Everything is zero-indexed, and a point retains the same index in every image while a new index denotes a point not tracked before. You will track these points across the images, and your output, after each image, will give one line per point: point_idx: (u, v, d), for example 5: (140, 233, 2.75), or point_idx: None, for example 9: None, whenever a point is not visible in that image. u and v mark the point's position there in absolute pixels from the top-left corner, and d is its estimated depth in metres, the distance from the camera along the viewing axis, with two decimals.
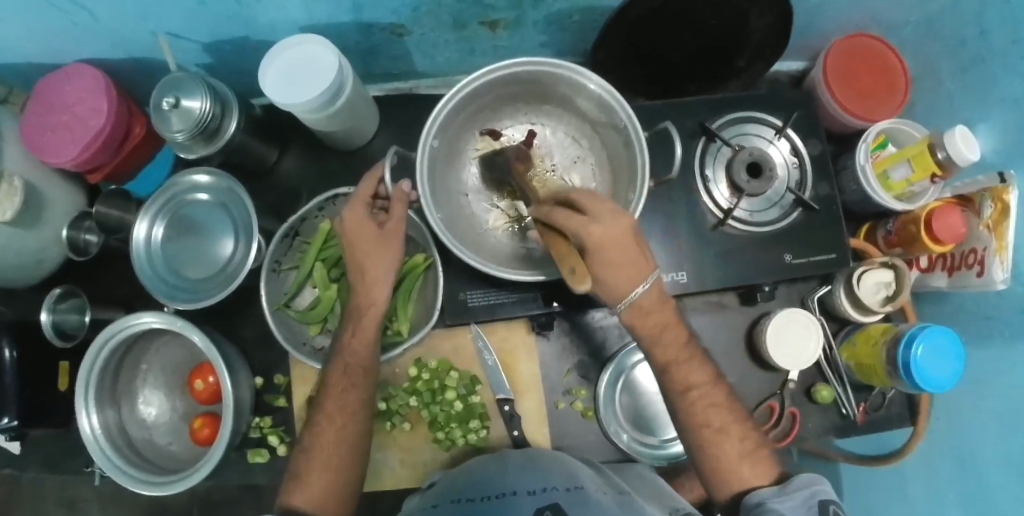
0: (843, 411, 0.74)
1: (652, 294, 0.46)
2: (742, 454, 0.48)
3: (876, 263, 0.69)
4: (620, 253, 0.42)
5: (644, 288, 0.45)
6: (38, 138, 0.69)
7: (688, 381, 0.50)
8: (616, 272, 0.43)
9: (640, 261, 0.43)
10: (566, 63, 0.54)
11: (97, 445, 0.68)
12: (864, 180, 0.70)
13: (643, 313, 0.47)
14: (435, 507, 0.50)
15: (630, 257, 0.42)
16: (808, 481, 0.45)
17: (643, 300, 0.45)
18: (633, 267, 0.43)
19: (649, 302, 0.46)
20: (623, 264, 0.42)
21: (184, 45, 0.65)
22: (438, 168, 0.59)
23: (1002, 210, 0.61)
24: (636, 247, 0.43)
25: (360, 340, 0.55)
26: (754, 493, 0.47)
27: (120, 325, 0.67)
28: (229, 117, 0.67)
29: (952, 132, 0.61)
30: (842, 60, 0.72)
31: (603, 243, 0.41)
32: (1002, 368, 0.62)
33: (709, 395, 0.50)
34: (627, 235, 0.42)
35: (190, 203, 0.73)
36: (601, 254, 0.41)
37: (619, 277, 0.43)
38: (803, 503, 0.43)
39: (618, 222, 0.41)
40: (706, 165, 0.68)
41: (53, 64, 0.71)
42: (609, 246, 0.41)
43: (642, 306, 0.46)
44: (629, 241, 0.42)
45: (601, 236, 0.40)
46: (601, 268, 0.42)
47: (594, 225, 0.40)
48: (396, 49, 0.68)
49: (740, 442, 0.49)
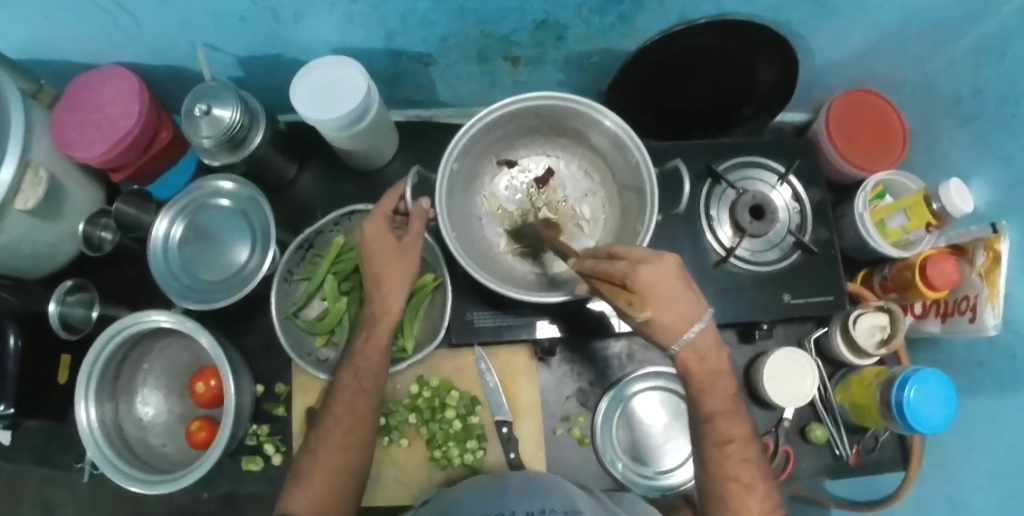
0: (837, 452, 0.74)
1: (706, 335, 0.47)
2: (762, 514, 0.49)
3: (871, 307, 0.71)
4: (669, 292, 0.43)
5: (697, 329, 0.46)
6: (67, 134, 0.71)
7: (728, 434, 0.50)
8: (669, 311, 0.44)
9: (689, 301, 0.45)
10: (584, 100, 0.57)
11: (92, 438, 0.68)
12: (863, 227, 0.72)
13: (700, 359, 0.48)
14: None
15: (679, 296, 0.44)
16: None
17: (697, 340, 0.47)
18: (683, 305, 0.45)
19: (704, 343, 0.47)
20: (673, 301, 0.44)
21: (219, 57, 0.68)
22: (456, 190, 0.61)
23: (994, 258, 0.63)
24: (683, 284, 0.44)
25: (373, 347, 0.57)
26: None
27: (130, 319, 0.68)
28: (256, 130, 0.70)
29: (947, 185, 0.65)
30: (842, 115, 0.76)
31: (651, 281, 0.43)
32: (998, 422, 0.63)
33: (744, 450, 0.50)
34: (672, 273, 0.44)
35: (211, 207, 0.76)
36: (653, 294, 0.43)
37: (672, 317, 0.44)
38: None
39: (664, 261, 0.44)
40: (711, 206, 0.71)
41: (89, 65, 0.74)
42: (659, 285, 0.43)
43: (698, 348, 0.47)
44: (676, 278, 0.44)
45: (649, 275, 0.42)
46: (654, 308, 0.43)
47: (643, 265, 0.43)
48: (420, 77, 0.72)
49: (763, 502, 0.49)
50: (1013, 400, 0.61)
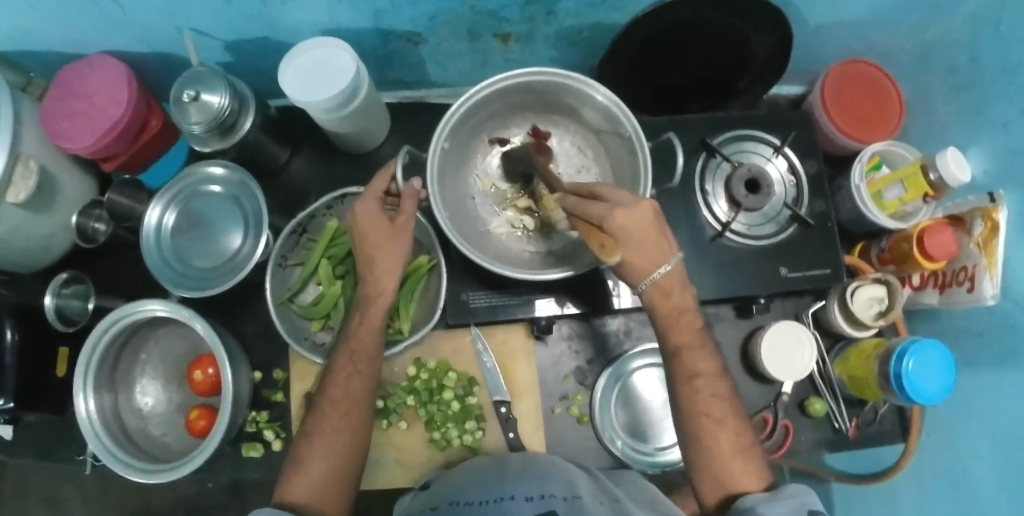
0: (836, 426, 0.75)
1: (674, 276, 0.48)
2: (734, 451, 0.48)
3: (869, 279, 0.71)
4: (641, 236, 0.44)
5: (664, 270, 0.46)
6: (56, 124, 0.70)
7: (694, 368, 0.50)
8: (640, 254, 0.45)
9: (661, 246, 0.45)
10: (574, 74, 0.56)
11: (91, 429, 0.68)
12: (859, 199, 0.72)
13: (665, 294, 0.48)
14: (435, 509, 0.49)
15: (652, 240, 0.45)
16: (798, 492, 0.43)
17: (663, 281, 0.47)
18: (655, 249, 0.45)
19: (669, 284, 0.48)
20: (644, 246, 0.45)
21: (207, 42, 0.67)
22: (448, 169, 0.61)
23: (992, 228, 0.62)
24: (657, 231, 0.45)
25: (368, 328, 0.57)
26: (745, 498, 0.45)
27: (126, 310, 0.68)
28: (245, 115, 0.69)
29: (944, 154, 0.64)
30: (838, 87, 0.75)
31: (625, 226, 0.44)
32: (994, 394, 0.63)
33: (714, 386, 0.50)
34: (649, 218, 0.44)
35: (202, 195, 0.75)
36: (624, 236, 0.44)
37: (641, 260, 0.45)
38: (791, 510, 0.41)
39: (642, 208, 0.44)
40: (705, 180, 0.70)
41: (76, 54, 0.73)
42: (633, 228, 0.44)
43: (665, 287, 0.48)
44: (651, 224, 0.44)
45: (622, 219, 0.43)
46: (623, 249, 0.45)
47: (619, 209, 0.43)
48: (410, 57, 0.71)
49: (736, 437, 0.48)
50: (1009, 371, 0.61)
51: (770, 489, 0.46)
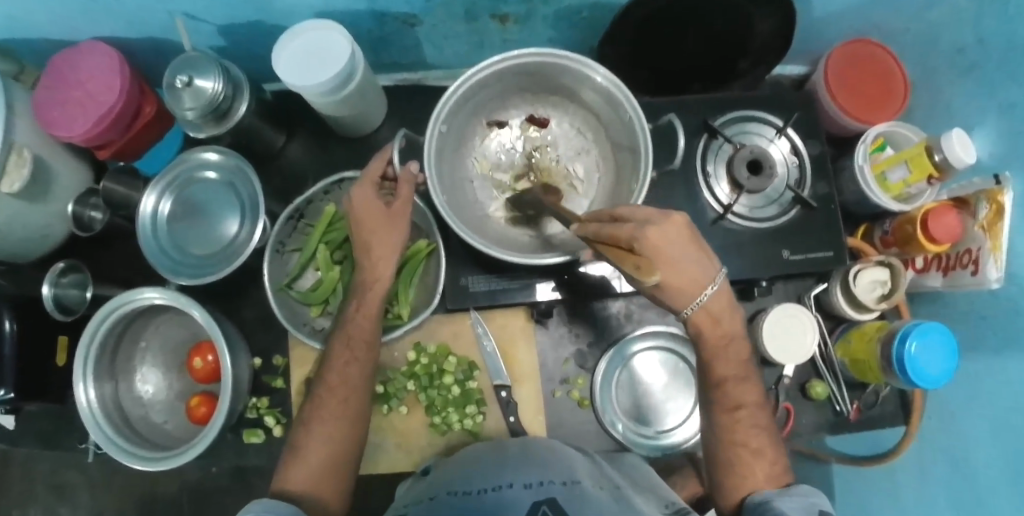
0: (837, 408, 0.74)
1: (720, 298, 0.46)
2: (768, 477, 0.48)
3: (872, 262, 0.70)
4: (679, 253, 0.42)
5: (709, 291, 0.45)
6: (49, 113, 0.69)
7: (740, 400, 0.50)
8: (681, 275, 0.42)
9: (702, 263, 0.43)
10: (573, 55, 0.55)
11: (92, 417, 0.68)
12: (863, 180, 0.71)
13: (713, 322, 0.47)
14: (431, 500, 0.44)
15: (693, 257, 0.43)
16: (808, 492, 0.45)
17: (710, 303, 0.46)
18: (697, 268, 0.43)
19: (717, 307, 0.46)
20: (681, 263, 0.42)
21: (199, 27, 0.66)
22: (445, 152, 0.60)
23: (997, 210, 0.61)
24: (693, 247, 0.43)
25: (365, 314, 0.56)
26: (757, 493, 0.48)
27: (123, 299, 0.67)
28: (240, 100, 0.68)
29: (950, 135, 0.63)
30: (842, 67, 0.74)
31: (660, 243, 0.40)
32: (999, 377, 0.63)
33: (755, 417, 0.50)
34: (682, 233, 0.42)
35: (198, 181, 0.74)
36: (662, 255, 0.41)
37: (685, 281, 0.43)
38: (800, 505, 0.44)
39: (674, 223, 0.41)
40: (707, 162, 0.70)
41: (67, 41, 0.72)
42: (669, 246, 0.41)
43: (712, 312, 0.46)
44: (687, 238, 0.42)
45: (658, 236, 0.40)
46: (665, 267, 0.39)
47: (654, 227, 0.40)
48: (406, 39, 0.69)
49: (771, 465, 0.49)
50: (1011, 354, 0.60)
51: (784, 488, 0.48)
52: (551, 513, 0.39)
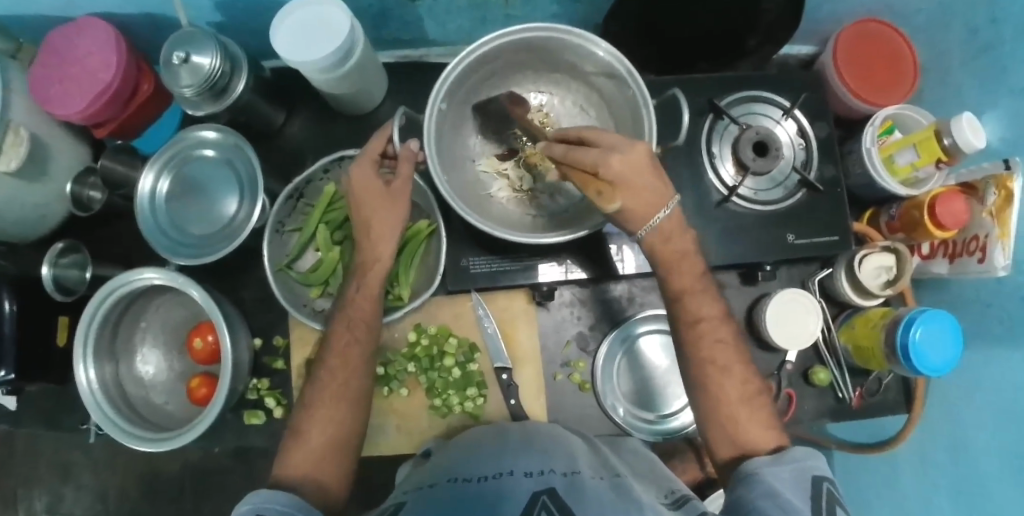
0: (839, 395, 0.74)
1: (671, 223, 0.48)
2: (741, 398, 0.47)
3: (878, 247, 0.69)
4: (640, 180, 0.44)
5: (663, 214, 0.46)
6: (46, 90, 0.68)
7: (698, 313, 0.50)
8: (640, 199, 0.45)
9: (657, 190, 0.45)
10: (577, 29, 0.53)
11: (93, 398, 0.67)
12: (870, 163, 0.70)
13: (665, 239, 0.48)
14: (432, 487, 0.43)
15: (650, 185, 0.45)
16: (801, 456, 0.43)
17: (664, 225, 0.47)
18: (653, 193, 0.45)
19: (669, 228, 0.48)
20: (642, 190, 0.44)
21: (195, 2, 0.64)
22: (445, 131, 0.59)
23: (1006, 197, 0.60)
24: (654, 175, 0.45)
25: (366, 295, 0.56)
26: (749, 461, 0.44)
27: (122, 280, 0.67)
28: (238, 75, 0.67)
29: (960, 118, 0.61)
30: (851, 46, 0.73)
31: (622, 170, 0.43)
32: (1002, 366, 0.61)
33: (717, 331, 0.49)
34: (642, 161, 0.44)
35: (196, 160, 0.74)
36: (623, 183, 0.44)
37: (639, 206, 0.45)
38: (794, 476, 0.41)
39: (636, 150, 0.44)
40: (712, 142, 0.69)
41: (64, 17, 0.70)
42: (630, 172, 0.43)
43: (664, 231, 0.48)
44: (646, 166, 0.44)
45: (620, 164, 0.43)
46: (624, 194, 0.44)
47: (615, 154, 0.43)
48: (407, 13, 0.68)
49: (742, 384, 0.48)
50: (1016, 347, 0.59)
51: (776, 449, 0.45)
52: (551, 503, 0.37)
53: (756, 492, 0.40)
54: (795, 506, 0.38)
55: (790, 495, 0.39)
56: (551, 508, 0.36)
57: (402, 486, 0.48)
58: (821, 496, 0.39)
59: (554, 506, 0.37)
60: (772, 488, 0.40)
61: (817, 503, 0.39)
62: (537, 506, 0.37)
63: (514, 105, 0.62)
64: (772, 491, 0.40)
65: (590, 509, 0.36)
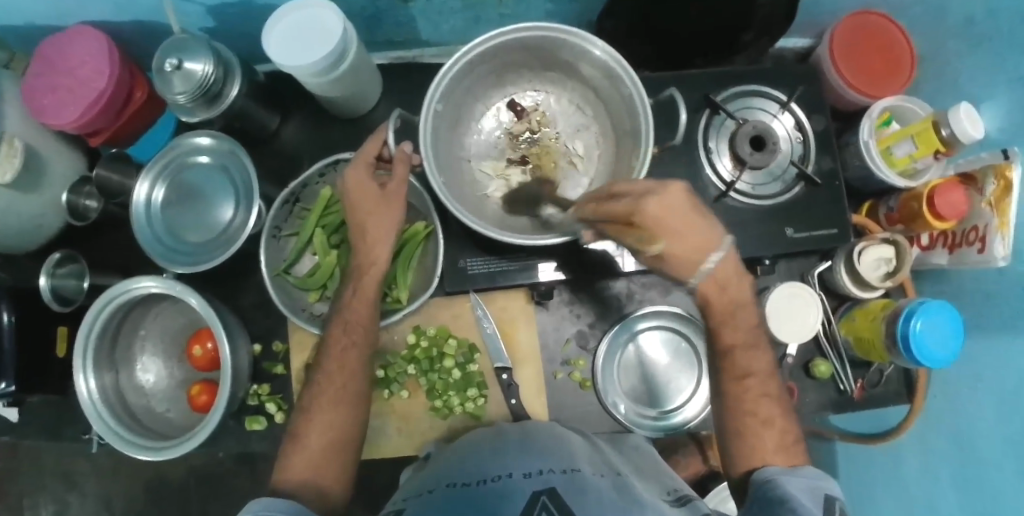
0: (841, 387, 0.74)
1: (727, 264, 0.45)
2: (778, 448, 0.47)
3: (877, 239, 0.68)
4: (683, 225, 0.39)
5: (715, 259, 0.43)
6: (39, 100, 0.68)
7: (747, 368, 0.49)
8: (686, 245, 0.40)
9: (705, 233, 0.40)
10: (572, 29, 0.53)
11: (94, 408, 0.67)
12: (868, 155, 0.69)
13: (721, 288, 0.46)
14: (430, 493, 0.43)
15: (694, 229, 0.40)
16: (815, 476, 0.43)
17: (717, 271, 0.44)
18: (702, 237, 0.41)
19: (725, 274, 0.45)
20: (688, 236, 0.40)
21: (187, 7, 0.64)
22: (441, 131, 0.59)
23: (1005, 187, 0.60)
24: (697, 216, 0.40)
25: (361, 299, 0.56)
26: (763, 470, 0.45)
27: (119, 289, 0.67)
28: (231, 81, 0.66)
29: (958, 109, 0.61)
30: (847, 38, 0.72)
31: (663, 217, 0.38)
32: (998, 360, 0.62)
33: (765, 386, 0.49)
34: (685, 204, 0.39)
35: (190, 167, 0.73)
36: (664, 230, 0.38)
37: (690, 253, 0.41)
38: (809, 489, 0.41)
39: (672, 191, 0.38)
40: (709, 138, 0.68)
41: (55, 26, 0.70)
42: (672, 218, 0.38)
43: (719, 279, 0.45)
44: (688, 210, 0.39)
45: (660, 212, 0.37)
46: (667, 241, 0.39)
47: (652, 199, 0.37)
48: (400, 14, 0.68)
49: (780, 434, 0.48)
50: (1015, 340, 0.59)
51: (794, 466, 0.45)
52: (551, 504, 0.37)
53: (769, 500, 0.41)
54: (807, 509, 0.38)
55: (804, 501, 0.39)
56: (550, 508, 0.36)
57: (403, 488, 0.48)
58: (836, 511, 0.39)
59: (554, 507, 0.36)
60: (786, 494, 0.40)
61: (830, 512, 0.39)
62: (537, 506, 0.37)
63: None
64: (785, 497, 0.40)
65: (590, 508, 0.36)
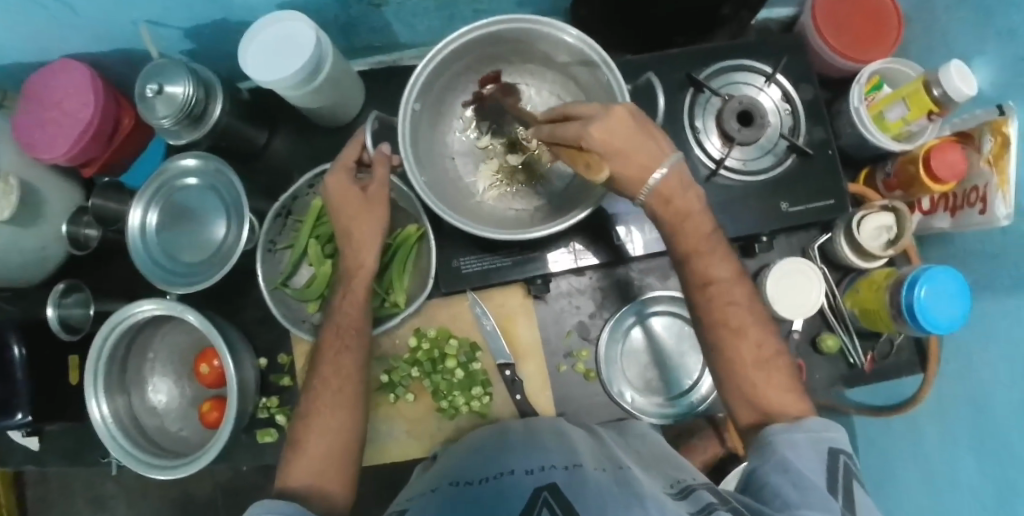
0: (850, 361, 0.73)
1: (673, 179, 0.46)
2: (755, 363, 0.47)
3: (876, 207, 0.67)
4: (626, 143, 0.43)
5: (660, 174, 0.45)
6: (29, 136, 0.69)
7: (707, 275, 0.49)
8: (631, 163, 0.44)
9: (651, 149, 0.44)
10: (542, 18, 0.53)
11: (109, 433, 0.68)
12: (859, 122, 0.69)
13: (666, 202, 0.47)
14: (434, 492, 0.43)
15: (638, 145, 0.44)
16: (821, 427, 0.42)
17: (662, 188, 0.46)
18: (643, 154, 0.44)
19: (672, 190, 0.46)
20: (632, 151, 0.44)
21: (164, 32, 0.64)
22: (421, 131, 0.59)
23: (1002, 143, 0.58)
24: (639, 131, 0.44)
25: (352, 301, 0.56)
26: (767, 429, 0.43)
27: (121, 315, 0.67)
28: (213, 100, 0.67)
29: (948, 67, 0.59)
30: (830, 5, 0.71)
31: (606, 137, 0.43)
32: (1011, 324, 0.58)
33: (728, 293, 0.48)
34: (626, 126, 0.43)
35: (181, 189, 0.74)
36: (609, 149, 0.43)
37: (630, 171, 0.44)
38: (811, 447, 0.40)
39: (616, 115, 0.43)
40: (695, 116, 0.68)
41: (38, 62, 0.71)
42: (614, 137, 0.43)
43: (664, 196, 0.47)
44: (631, 128, 0.43)
45: (602, 132, 0.43)
46: (612, 161, 0.44)
47: (594, 124, 0.43)
48: (374, 20, 0.67)
49: (756, 347, 0.47)
50: (1016, 299, 0.57)
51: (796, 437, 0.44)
52: (552, 498, 0.37)
53: (771, 462, 0.40)
54: (809, 476, 0.38)
55: (805, 466, 0.39)
56: (552, 503, 0.36)
57: (408, 488, 0.48)
58: (838, 471, 0.39)
59: (554, 502, 0.36)
60: (786, 458, 0.40)
61: (833, 476, 0.38)
62: (538, 504, 0.36)
63: (499, 100, 0.62)
64: (787, 461, 0.39)
65: (588, 501, 0.36)
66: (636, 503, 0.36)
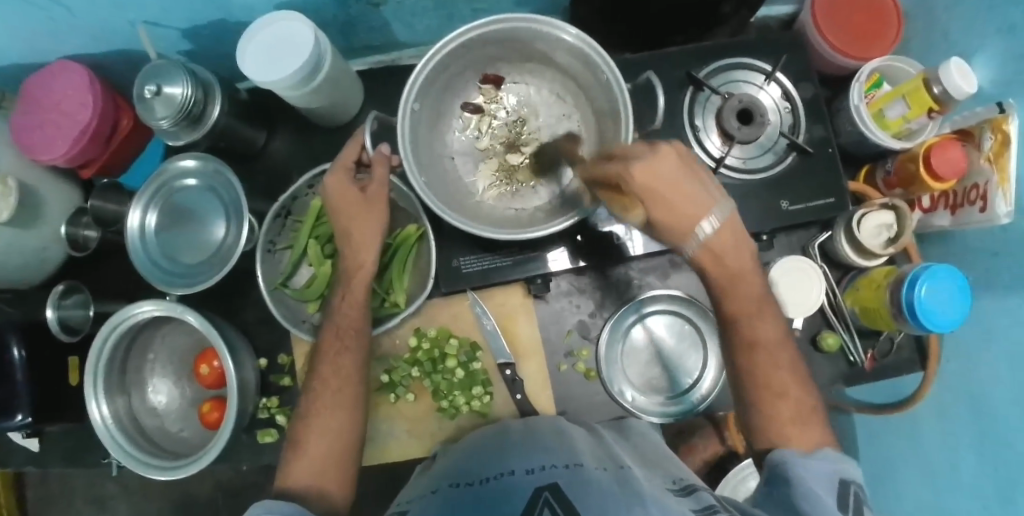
0: (851, 359, 0.73)
1: (723, 232, 0.44)
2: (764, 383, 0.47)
3: (876, 206, 0.67)
4: (672, 187, 0.41)
5: (709, 225, 0.43)
6: (27, 137, 0.69)
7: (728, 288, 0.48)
8: (676, 209, 0.42)
9: (701, 197, 0.43)
10: (541, 17, 0.52)
11: (109, 433, 0.68)
12: (859, 120, 0.68)
13: (717, 260, 0.46)
14: (434, 493, 0.43)
15: (684, 190, 0.42)
16: (834, 458, 0.42)
17: (712, 239, 0.44)
18: (692, 202, 0.42)
19: (721, 243, 0.45)
20: (677, 196, 0.42)
21: (162, 33, 0.64)
22: (420, 131, 0.59)
23: (1002, 141, 0.57)
24: (689, 178, 0.42)
25: (351, 302, 0.56)
26: (778, 452, 0.44)
27: (120, 316, 0.67)
28: (212, 101, 0.66)
29: (948, 65, 0.59)
30: (829, 3, 0.71)
31: (648, 180, 0.41)
32: (1012, 323, 0.58)
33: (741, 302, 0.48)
34: (673, 167, 0.41)
35: (180, 190, 0.74)
36: (649, 191, 0.41)
37: (675, 218, 0.42)
38: (824, 472, 0.40)
39: (663, 156, 0.41)
40: (695, 115, 0.68)
41: (36, 63, 0.70)
42: (659, 181, 0.41)
43: (716, 249, 0.45)
44: (679, 173, 0.41)
45: (644, 174, 0.41)
46: (652, 204, 0.42)
47: (638, 163, 0.41)
48: (373, 19, 0.67)
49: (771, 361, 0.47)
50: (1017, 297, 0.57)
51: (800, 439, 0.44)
52: (553, 498, 0.37)
53: (782, 484, 0.40)
54: (821, 499, 0.38)
55: (817, 490, 0.39)
56: (553, 504, 0.36)
57: (408, 490, 0.48)
58: (849, 499, 0.39)
59: (555, 501, 0.36)
60: (798, 481, 0.40)
61: (844, 502, 0.38)
62: (539, 504, 0.36)
63: None
64: (798, 484, 0.39)
65: (589, 500, 0.36)
66: (637, 503, 0.36)
